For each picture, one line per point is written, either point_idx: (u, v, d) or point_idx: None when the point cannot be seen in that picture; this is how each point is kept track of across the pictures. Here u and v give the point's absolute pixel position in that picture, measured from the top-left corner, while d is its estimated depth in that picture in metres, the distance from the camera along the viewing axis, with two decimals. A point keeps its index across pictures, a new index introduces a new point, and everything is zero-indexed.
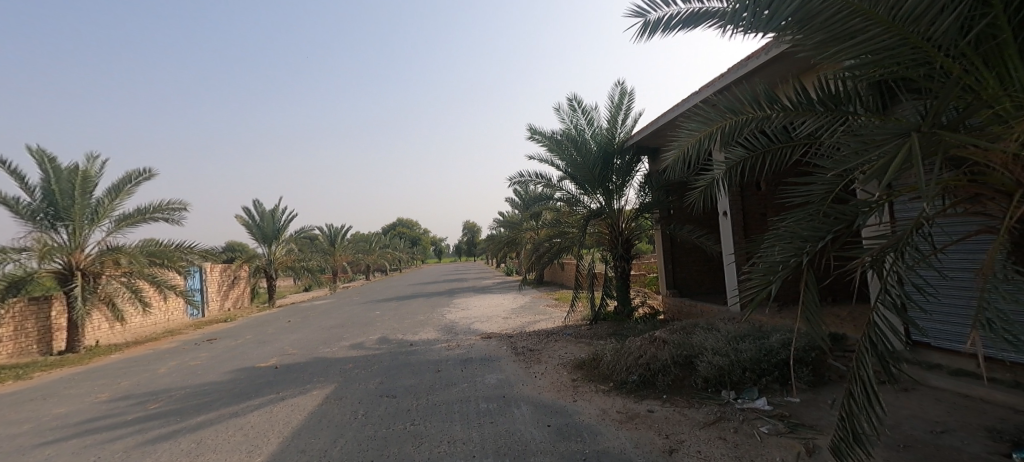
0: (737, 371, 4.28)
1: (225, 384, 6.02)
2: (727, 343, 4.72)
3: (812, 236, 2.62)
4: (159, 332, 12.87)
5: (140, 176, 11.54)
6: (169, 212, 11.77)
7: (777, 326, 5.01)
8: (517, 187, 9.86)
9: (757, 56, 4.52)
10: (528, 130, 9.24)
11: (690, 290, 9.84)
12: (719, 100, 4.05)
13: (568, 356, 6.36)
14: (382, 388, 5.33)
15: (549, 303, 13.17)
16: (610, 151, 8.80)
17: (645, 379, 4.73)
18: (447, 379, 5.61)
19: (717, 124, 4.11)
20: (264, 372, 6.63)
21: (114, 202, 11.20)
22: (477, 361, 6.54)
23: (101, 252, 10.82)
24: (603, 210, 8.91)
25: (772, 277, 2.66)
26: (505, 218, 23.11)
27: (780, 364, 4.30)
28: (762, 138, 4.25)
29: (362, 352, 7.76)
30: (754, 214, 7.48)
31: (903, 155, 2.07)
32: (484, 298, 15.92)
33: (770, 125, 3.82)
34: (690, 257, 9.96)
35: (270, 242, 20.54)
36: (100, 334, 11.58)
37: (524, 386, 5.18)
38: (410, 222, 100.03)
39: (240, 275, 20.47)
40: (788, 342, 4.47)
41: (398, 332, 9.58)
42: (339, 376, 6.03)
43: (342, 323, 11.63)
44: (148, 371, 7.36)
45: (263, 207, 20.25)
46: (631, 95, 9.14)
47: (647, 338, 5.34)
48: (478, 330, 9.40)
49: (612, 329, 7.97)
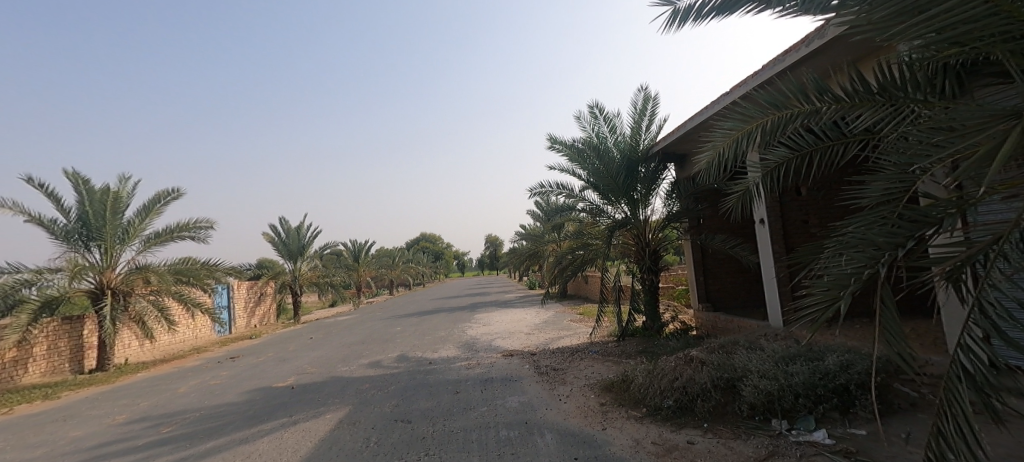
0: (789, 397, 3.81)
1: (240, 406, 5.85)
2: (773, 364, 4.24)
3: (888, 242, 2.19)
4: (186, 349, 13.00)
5: (169, 196, 11.78)
6: (196, 230, 11.95)
7: (830, 346, 4.49)
8: (537, 198, 9.57)
9: (797, 49, 4.37)
10: (548, 139, 8.98)
11: (723, 304, 9.27)
12: (759, 94, 3.65)
13: (595, 377, 5.95)
14: (398, 412, 5.05)
15: (573, 318, 12.71)
16: (634, 159, 8.45)
17: (682, 404, 4.27)
18: (466, 402, 5.29)
19: (756, 121, 3.71)
20: (280, 393, 6.43)
21: (144, 221, 11.44)
22: (498, 381, 6.20)
23: (130, 271, 11.00)
24: (629, 220, 8.49)
25: (841, 292, 2.25)
26: (527, 230, 22.73)
27: (839, 390, 3.79)
28: (808, 137, 3.82)
29: (381, 371, 7.51)
30: (795, 222, 6.92)
31: (1016, 140, 1.66)
32: (507, 313, 15.54)
33: (821, 120, 3.41)
34: (723, 268, 9.39)
35: (296, 258, 20.76)
36: (129, 351, 11.76)
37: (547, 411, 4.79)
38: (433, 236, 100.88)
39: (267, 292, 20.75)
40: (846, 364, 3.96)
41: (418, 350, 9.30)
42: (355, 398, 5.78)
43: (362, 340, 11.45)
44: (168, 391, 7.28)
45: (288, 224, 20.53)
46: (655, 99, 8.78)
47: (682, 358, 4.89)
48: (500, 347, 9.06)
49: (641, 346, 7.49)
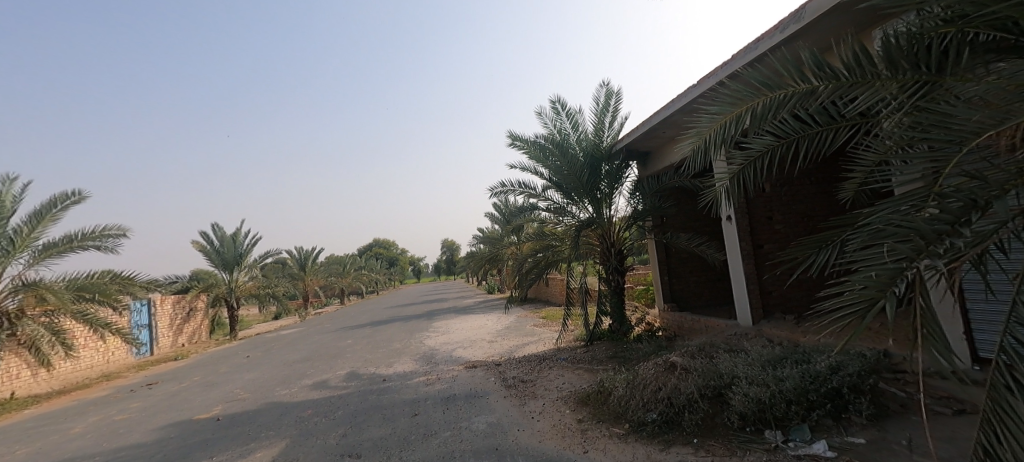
0: (781, 405, 3.48)
1: (148, 447, 4.90)
2: (761, 369, 3.93)
3: (935, 231, 1.84)
4: (94, 377, 11.36)
5: (68, 199, 10.23)
6: (103, 239, 10.47)
7: (815, 347, 4.25)
8: (497, 199, 9.06)
9: (770, 36, 4.28)
10: (508, 136, 8.51)
11: (689, 303, 9.15)
12: (748, 73, 3.28)
13: (567, 388, 5.50)
14: (343, 444, 4.35)
15: (536, 322, 12.26)
16: (597, 156, 8.15)
17: (668, 418, 3.88)
18: (425, 426, 4.66)
19: (746, 104, 3.33)
20: (201, 427, 5.49)
21: (35, 230, 9.86)
22: (461, 398, 5.60)
23: (17, 288, 9.42)
24: (593, 219, 8.14)
25: (883, 291, 1.83)
26: (486, 233, 22.08)
27: (832, 394, 3.48)
28: (795, 123, 3.50)
29: (327, 391, 6.68)
30: (761, 218, 6.75)
31: None
32: (466, 320, 14.85)
33: (817, 102, 3.08)
34: (687, 267, 9.27)
35: (232, 268, 18.96)
36: (20, 383, 10.08)
37: (519, 432, 4.26)
38: (386, 242, 97.88)
39: (197, 306, 18.86)
40: (836, 366, 3.67)
41: (370, 365, 8.48)
42: (294, 429, 5.00)
43: (307, 357, 10.39)
44: (57, 432, 6.08)
45: (223, 231, 18.76)
46: (617, 95, 8.54)
47: (662, 365, 4.52)
48: (461, 357, 8.42)
49: (611, 351, 7.12)
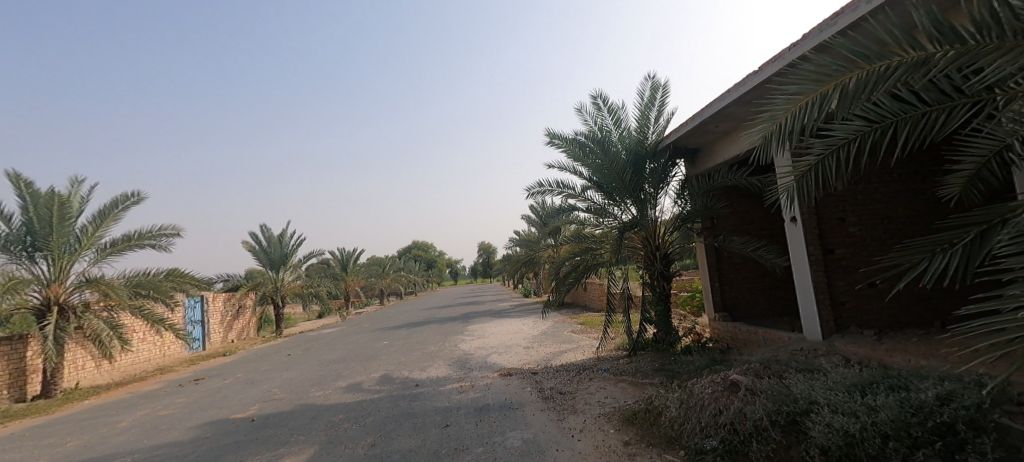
0: (875, 440, 2.90)
1: (183, 446, 4.87)
2: (846, 395, 3.35)
3: None
4: (149, 371, 11.88)
5: (128, 200, 10.77)
6: (158, 238, 10.94)
7: (915, 372, 3.58)
8: (535, 199, 8.69)
9: (852, 9, 3.80)
10: (546, 134, 8.14)
11: (742, 313, 8.41)
12: (838, 43, 2.74)
13: (610, 404, 5.03)
14: (371, 456, 4.10)
15: (574, 329, 11.77)
16: (641, 154, 7.62)
17: (730, 447, 3.39)
18: (457, 440, 4.35)
19: (834, 81, 2.79)
20: (236, 427, 5.45)
21: (98, 229, 10.43)
22: (496, 409, 5.26)
23: (80, 284, 9.96)
24: (637, 220, 7.61)
25: None
26: (522, 236, 21.73)
27: (942, 430, 2.86)
28: (892, 104, 2.94)
29: (359, 395, 6.52)
30: (832, 219, 6.03)
31: None
32: (502, 324, 14.53)
33: (931, 75, 2.53)
34: (740, 273, 8.53)
35: (278, 267, 19.60)
36: (84, 373, 10.66)
37: (558, 453, 3.85)
38: (425, 244, 99.65)
39: (245, 304, 19.63)
40: (946, 397, 3.03)
41: (403, 369, 8.31)
42: (325, 434, 4.84)
43: (343, 358, 10.38)
44: (105, 425, 6.22)
45: (270, 232, 19.43)
46: (663, 89, 7.98)
47: (722, 385, 3.99)
48: (495, 364, 8.11)
49: (658, 363, 6.56)
